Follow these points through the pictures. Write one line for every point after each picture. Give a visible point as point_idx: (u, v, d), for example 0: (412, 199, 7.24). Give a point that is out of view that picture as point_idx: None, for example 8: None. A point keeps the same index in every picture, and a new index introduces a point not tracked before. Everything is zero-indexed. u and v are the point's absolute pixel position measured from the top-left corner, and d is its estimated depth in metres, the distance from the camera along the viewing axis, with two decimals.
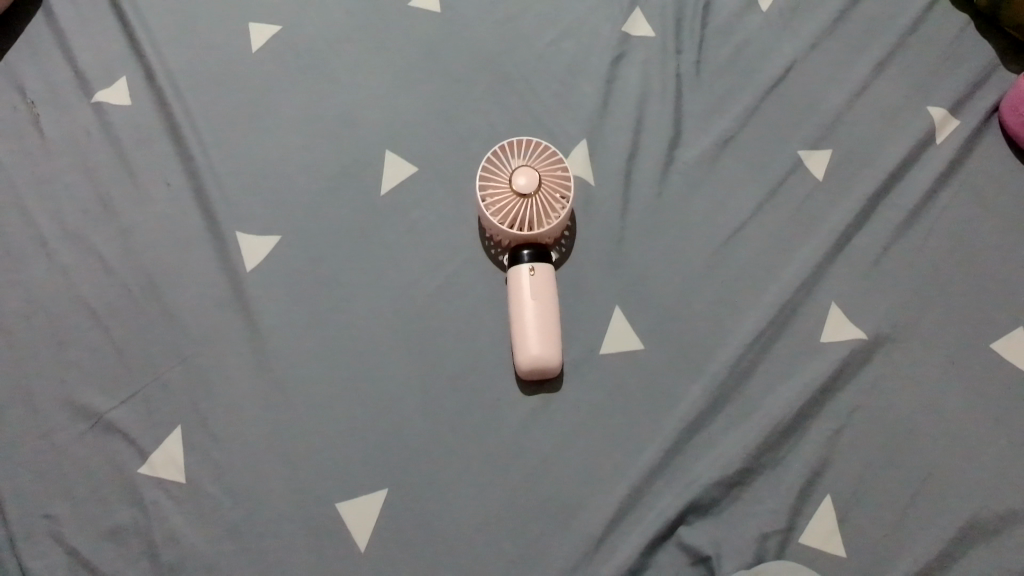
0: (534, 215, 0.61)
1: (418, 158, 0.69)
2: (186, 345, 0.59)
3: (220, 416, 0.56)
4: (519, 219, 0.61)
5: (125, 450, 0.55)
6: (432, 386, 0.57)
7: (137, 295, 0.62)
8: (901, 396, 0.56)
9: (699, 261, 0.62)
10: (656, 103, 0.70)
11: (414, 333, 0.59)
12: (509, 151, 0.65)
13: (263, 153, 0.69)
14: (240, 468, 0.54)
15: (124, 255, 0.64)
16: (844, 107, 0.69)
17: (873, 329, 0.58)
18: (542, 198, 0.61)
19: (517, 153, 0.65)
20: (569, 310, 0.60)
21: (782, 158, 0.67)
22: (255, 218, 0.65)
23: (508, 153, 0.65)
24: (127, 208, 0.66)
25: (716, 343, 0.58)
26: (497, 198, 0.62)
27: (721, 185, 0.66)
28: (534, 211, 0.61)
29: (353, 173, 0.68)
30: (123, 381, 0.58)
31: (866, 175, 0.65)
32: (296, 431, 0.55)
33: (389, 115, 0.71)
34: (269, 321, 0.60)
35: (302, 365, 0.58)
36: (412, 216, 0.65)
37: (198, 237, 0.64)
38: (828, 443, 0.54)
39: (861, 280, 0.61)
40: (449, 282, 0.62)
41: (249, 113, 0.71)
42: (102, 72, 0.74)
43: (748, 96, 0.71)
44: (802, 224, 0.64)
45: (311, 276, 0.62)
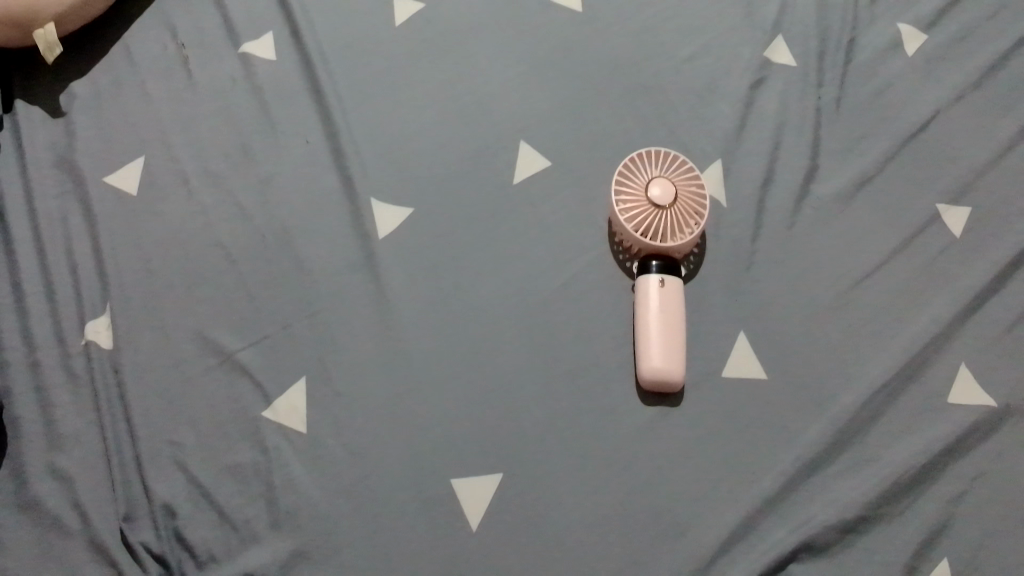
0: (667, 228, 0.62)
1: (552, 152, 0.69)
2: (315, 300, 0.60)
3: (344, 374, 0.57)
4: (652, 229, 0.62)
5: (250, 391, 0.56)
6: (552, 379, 0.58)
7: (273, 247, 0.63)
8: (1021, 466, 0.56)
9: (827, 299, 0.62)
10: (793, 133, 0.70)
11: (540, 327, 0.60)
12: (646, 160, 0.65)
13: (401, 126, 0.70)
14: (360, 426, 0.55)
15: (263, 206, 0.65)
16: (987, 164, 0.69)
17: (999, 396, 0.58)
18: (677, 212, 0.62)
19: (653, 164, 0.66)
20: (695, 328, 0.60)
21: (918, 207, 0.67)
22: (392, 189, 0.66)
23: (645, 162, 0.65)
24: (269, 161, 0.68)
25: (838, 385, 0.59)
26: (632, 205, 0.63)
27: (855, 225, 0.66)
28: (668, 223, 0.62)
29: (488, 159, 0.68)
30: (252, 325, 0.59)
31: (1004, 237, 0.65)
32: (416, 400, 0.56)
33: (526, 106, 0.72)
34: (397, 291, 0.61)
35: (428, 339, 0.59)
36: (543, 211, 0.66)
37: (334, 199, 0.66)
38: (948, 506, 0.54)
39: (990, 344, 0.60)
40: (575, 281, 0.63)
41: (390, 84, 0.72)
42: (252, 25, 0.75)
43: (888, 138, 0.70)
44: (934, 276, 0.63)
45: (441, 255, 0.63)
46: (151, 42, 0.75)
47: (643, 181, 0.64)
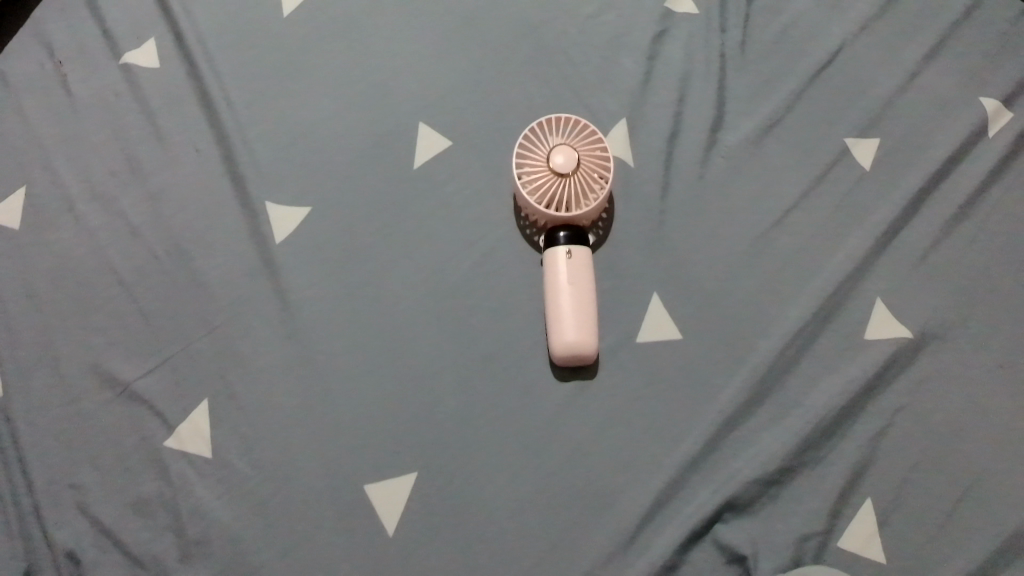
0: (571, 197, 0.60)
1: (451, 128, 0.66)
2: (213, 314, 0.58)
3: (247, 391, 0.55)
4: (557, 200, 0.60)
5: (151, 420, 0.55)
6: (463, 367, 0.56)
7: (166, 263, 0.61)
8: (945, 399, 0.55)
9: (741, 249, 0.60)
10: (699, 81, 0.67)
11: (447, 313, 0.58)
12: (546, 128, 0.62)
13: (293, 121, 0.67)
14: (267, 445, 0.54)
15: (152, 221, 0.62)
16: (895, 94, 0.67)
17: (918, 329, 0.57)
18: (581, 179, 0.60)
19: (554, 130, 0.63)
20: (606, 295, 0.58)
21: (829, 145, 0.65)
22: (286, 186, 0.63)
23: (545, 130, 0.63)
24: (157, 173, 0.65)
25: (756, 336, 0.57)
26: (534, 176, 0.61)
27: (765, 170, 0.64)
28: (572, 192, 0.60)
29: (386, 144, 0.65)
30: (150, 349, 0.57)
31: (916, 165, 0.63)
32: (325, 408, 0.55)
33: (422, 83, 0.68)
34: (298, 294, 0.59)
35: (331, 341, 0.57)
36: (446, 191, 0.63)
37: (225, 205, 0.63)
38: (871, 445, 0.53)
39: (908, 278, 0.59)
40: (483, 261, 0.60)
41: (277, 78, 0.69)
42: (131, 31, 0.71)
43: (796, 78, 0.68)
44: (848, 214, 0.62)
45: (341, 251, 0.60)
46: (25, 58, 0.71)
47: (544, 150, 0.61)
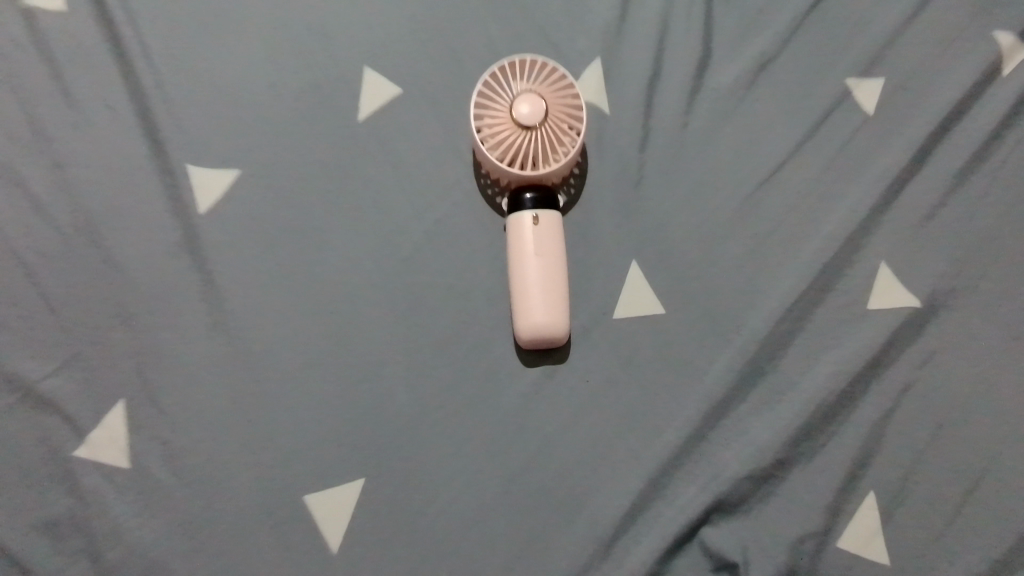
0: (539, 152, 0.52)
1: (398, 75, 0.58)
2: (130, 303, 0.51)
3: (170, 391, 0.49)
4: (522, 155, 0.52)
5: (60, 426, 0.49)
6: (416, 356, 0.50)
7: (75, 243, 0.53)
8: (953, 378, 0.49)
9: (729, 209, 0.54)
10: (682, 12, 0.59)
11: (399, 294, 0.52)
12: (508, 70, 0.54)
13: (214, 67, 0.58)
14: (194, 454, 0.48)
15: (60, 194, 0.54)
16: (900, 26, 0.59)
17: (924, 299, 0.51)
18: (549, 131, 0.52)
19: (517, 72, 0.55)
20: (577, 266, 0.52)
21: (826, 86, 0.57)
22: (210, 149, 0.56)
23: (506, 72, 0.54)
24: (62, 135, 0.55)
25: (745, 310, 0.51)
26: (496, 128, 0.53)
27: (754, 119, 0.56)
28: (539, 146, 0.52)
29: (326, 95, 0.57)
30: (57, 345, 0.50)
31: (920, 112, 0.56)
32: (261, 409, 0.49)
33: (362, 21, 0.59)
34: (227, 276, 0.52)
35: (269, 329, 0.51)
36: (396, 152, 0.56)
37: (142, 172, 0.55)
38: (874, 431, 0.48)
39: (911, 241, 0.52)
40: (436, 230, 0.53)
41: (194, 16, 0.59)
42: None
43: (791, 8, 0.60)
44: (847, 166, 0.55)
45: (276, 224, 0.54)
46: None
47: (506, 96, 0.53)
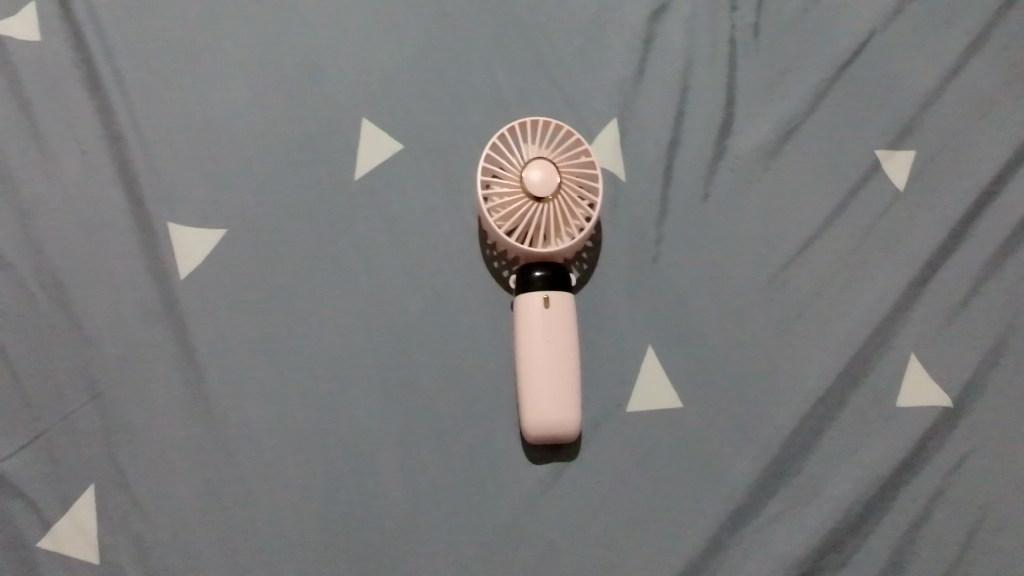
0: (550, 226, 0.48)
1: (400, 126, 0.53)
2: (101, 375, 0.47)
3: (145, 476, 0.45)
4: (531, 228, 0.48)
5: (23, 513, 0.44)
6: (416, 446, 0.47)
7: (42, 304, 0.48)
8: (983, 485, 0.47)
9: (752, 291, 0.50)
10: (704, 73, 0.56)
11: (397, 375, 0.48)
12: (519, 131, 0.50)
13: (200, 111, 0.53)
14: (171, 548, 0.44)
15: (25, 246, 0.49)
16: (932, 96, 0.56)
17: (954, 397, 0.48)
18: (562, 202, 0.48)
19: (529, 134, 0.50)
20: (589, 351, 0.49)
21: (855, 158, 0.54)
22: (193, 201, 0.51)
23: (518, 133, 0.50)
24: (30, 180, 0.51)
25: (766, 405, 0.48)
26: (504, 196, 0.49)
27: (779, 191, 0.53)
28: (551, 219, 0.48)
29: (319, 146, 0.53)
30: (20, 420, 0.46)
31: (955, 188, 0.53)
32: (247, 502, 0.45)
33: (363, 66, 0.55)
34: (209, 347, 0.48)
35: (254, 412, 0.47)
36: (395, 213, 0.51)
37: (119, 225, 0.50)
38: (900, 543, 0.45)
39: (942, 331, 0.50)
40: (439, 303, 0.49)
41: (181, 56, 0.54)
42: None
43: (817, 72, 0.56)
44: (877, 246, 0.52)
45: (264, 289, 0.49)
46: None
47: (516, 161, 0.49)
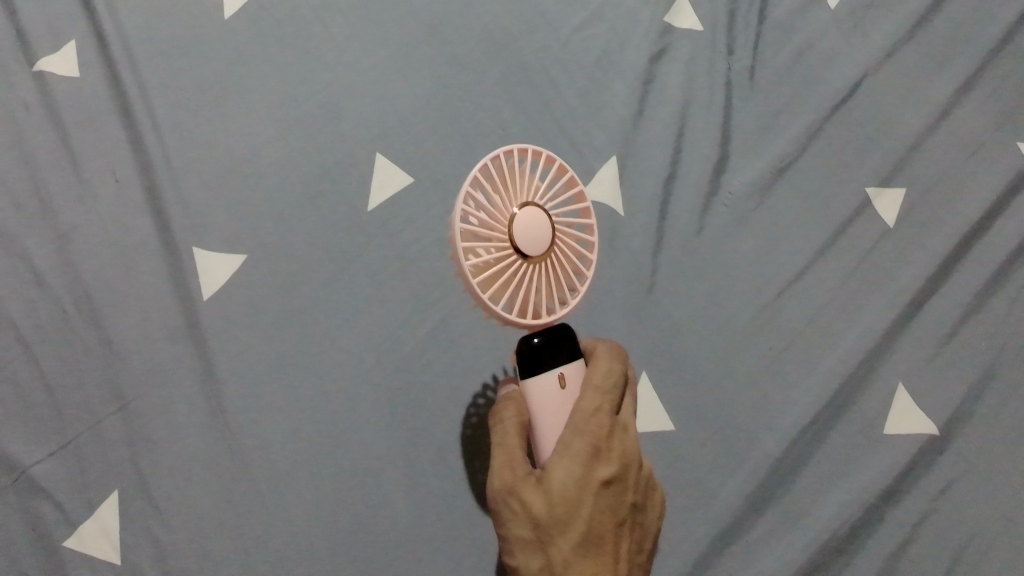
0: (545, 288, 0.44)
1: (411, 161, 0.57)
2: (127, 388, 0.50)
3: (165, 484, 0.48)
4: (560, 274, 0.44)
5: (52, 514, 0.47)
6: (419, 461, 0.49)
7: (75, 321, 0.52)
8: (971, 506, 0.48)
9: (744, 320, 0.53)
10: (701, 113, 0.59)
11: (402, 395, 0.51)
12: (543, 161, 0.44)
13: (224, 146, 0.57)
14: (185, 550, 0.47)
15: (62, 269, 0.53)
16: (923, 136, 0.58)
17: (942, 422, 0.50)
18: (556, 257, 0.44)
19: (498, 175, 0.43)
20: None
21: (845, 196, 0.57)
22: (217, 228, 0.54)
23: (497, 182, 0.43)
24: (68, 207, 0.55)
25: (757, 428, 0.50)
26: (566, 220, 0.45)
27: (771, 226, 0.56)
28: (544, 281, 0.44)
29: (336, 178, 0.56)
30: (53, 429, 0.49)
31: (945, 222, 0.56)
32: (259, 510, 0.48)
33: (380, 104, 0.58)
34: (227, 366, 0.51)
35: (266, 428, 0.49)
36: (404, 241, 0.54)
37: (148, 250, 0.54)
38: (885, 564, 0.47)
39: (931, 359, 0.52)
40: (444, 328, 0.52)
41: (210, 94, 0.58)
42: (42, 25, 0.59)
43: (810, 113, 0.59)
44: (866, 280, 0.54)
45: (280, 311, 0.52)
46: None
47: (499, 216, 0.42)
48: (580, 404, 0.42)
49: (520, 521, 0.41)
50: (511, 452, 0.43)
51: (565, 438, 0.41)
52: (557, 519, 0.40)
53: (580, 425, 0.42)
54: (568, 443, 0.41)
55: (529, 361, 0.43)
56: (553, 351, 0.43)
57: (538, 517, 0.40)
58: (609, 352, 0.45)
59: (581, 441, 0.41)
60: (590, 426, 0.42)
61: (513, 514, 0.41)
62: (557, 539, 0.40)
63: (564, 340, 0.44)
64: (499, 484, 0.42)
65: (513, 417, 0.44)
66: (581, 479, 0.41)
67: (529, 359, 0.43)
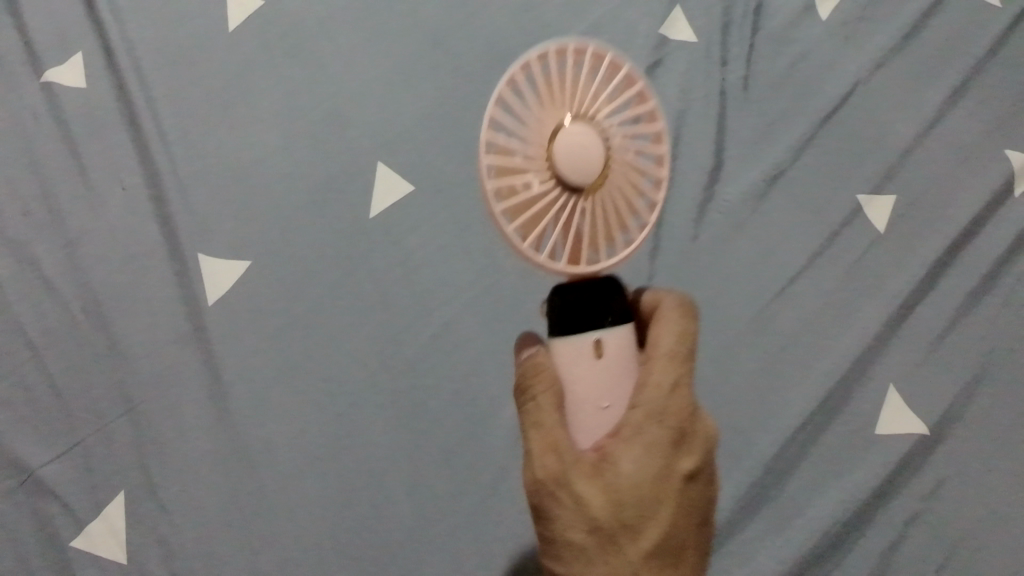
0: (599, 227, 0.38)
1: (413, 168, 0.58)
2: (134, 391, 0.51)
3: (172, 485, 0.49)
4: (617, 210, 0.38)
5: (60, 515, 0.48)
6: (420, 461, 0.50)
7: (83, 326, 0.52)
8: (963, 504, 0.49)
9: (740, 323, 0.54)
10: (697, 123, 0.60)
11: (404, 397, 0.51)
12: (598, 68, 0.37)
13: (229, 155, 0.58)
14: (191, 550, 0.47)
15: (69, 274, 0.54)
16: (913, 145, 0.60)
17: (933, 423, 0.51)
18: (610, 191, 0.38)
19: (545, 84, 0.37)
20: None
21: (837, 202, 0.58)
22: (222, 235, 0.55)
23: (539, 92, 0.36)
24: (76, 214, 0.56)
25: (752, 430, 0.51)
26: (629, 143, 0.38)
27: (765, 231, 0.57)
28: (594, 218, 0.38)
29: (339, 185, 0.57)
30: (61, 432, 0.50)
31: (935, 228, 0.57)
32: (263, 510, 0.48)
33: (382, 113, 0.60)
34: (232, 369, 0.51)
35: (271, 429, 0.50)
36: (406, 247, 0.55)
37: (154, 256, 0.55)
38: (878, 562, 0.48)
39: (922, 362, 0.53)
40: (446, 331, 0.53)
41: (215, 104, 0.59)
42: (51, 36, 0.60)
43: (804, 122, 0.61)
44: (858, 284, 0.55)
45: (284, 315, 0.53)
46: None
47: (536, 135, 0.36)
48: (648, 385, 0.38)
49: (576, 521, 0.37)
50: (553, 434, 0.38)
51: (634, 423, 0.37)
52: (622, 519, 0.36)
53: (651, 410, 0.37)
54: (636, 431, 0.37)
55: (567, 317, 0.39)
56: (596, 308, 0.38)
57: (602, 518, 0.36)
58: (672, 311, 0.41)
59: (653, 427, 0.37)
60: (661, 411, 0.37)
61: (565, 509, 0.37)
62: (619, 541, 0.37)
63: (607, 291, 0.39)
64: (544, 472, 0.37)
65: (548, 389, 0.39)
66: (652, 475, 0.37)
67: (568, 317, 0.39)
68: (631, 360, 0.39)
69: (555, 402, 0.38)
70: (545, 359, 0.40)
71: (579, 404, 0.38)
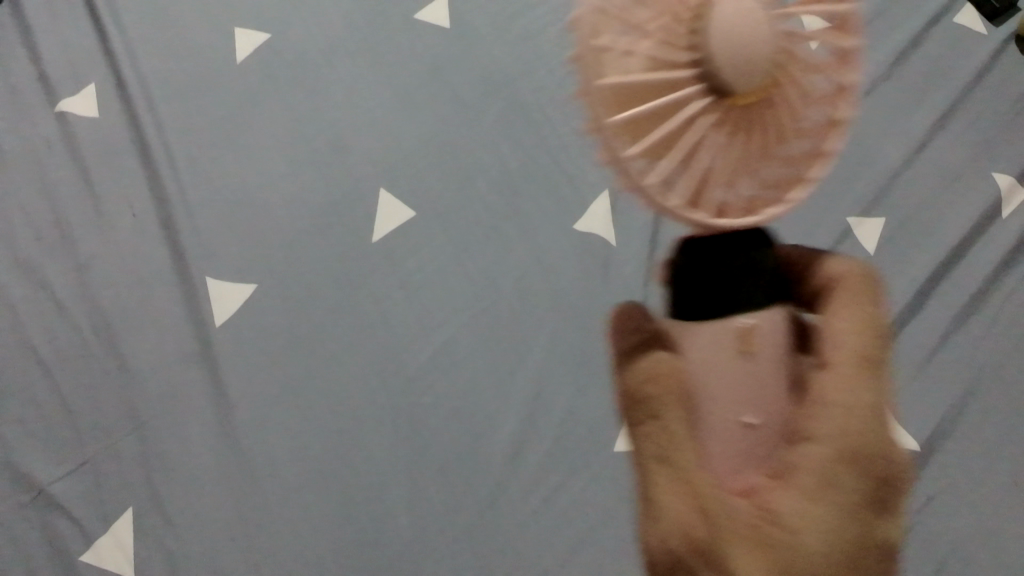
0: (745, 174, 0.37)
1: (414, 193, 0.60)
2: (142, 409, 0.52)
3: (178, 500, 0.50)
4: (763, 160, 0.37)
5: (69, 529, 0.49)
6: (418, 474, 0.50)
7: (93, 345, 0.54)
8: (955, 520, 0.49)
9: None
10: None
11: (404, 412, 0.52)
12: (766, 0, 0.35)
13: (238, 181, 0.60)
14: (196, 562, 0.48)
15: (81, 296, 0.56)
16: (901, 167, 0.61)
17: (924, 438, 0.52)
18: (757, 139, 0.36)
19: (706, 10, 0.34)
20: (580, 392, 0.53)
21: (828, 224, 0.59)
22: (229, 258, 0.57)
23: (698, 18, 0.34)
24: (88, 238, 0.58)
25: None
26: (788, 88, 0.36)
27: None
28: (740, 166, 0.36)
29: (343, 210, 0.59)
30: (71, 448, 0.51)
31: (923, 248, 0.58)
32: (264, 524, 0.49)
33: (386, 139, 0.62)
34: (237, 386, 0.53)
35: (274, 444, 0.51)
36: (408, 267, 0.57)
37: (162, 277, 0.56)
38: None
39: (913, 379, 0.54)
40: (447, 348, 0.55)
41: (227, 134, 0.62)
42: (70, 76, 0.65)
43: None
44: None
45: (288, 333, 0.55)
46: None
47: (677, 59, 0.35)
48: (826, 415, 0.32)
49: None
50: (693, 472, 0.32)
51: (818, 468, 0.31)
52: None
53: (836, 447, 0.31)
54: (824, 480, 0.31)
55: (703, 284, 0.35)
56: (734, 276, 0.34)
57: None
58: (850, 297, 0.35)
59: (846, 474, 0.31)
60: (853, 452, 0.31)
61: None
62: None
63: (754, 245, 0.35)
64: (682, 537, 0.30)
65: (677, 410, 0.32)
66: (836, 534, 0.31)
67: (702, 288, 0.35)
68: (784, 364, 0.34)
69: (688, 418, 0.32)
70: (678, 363, 0.33)
71: (718, 418, 0.33)
